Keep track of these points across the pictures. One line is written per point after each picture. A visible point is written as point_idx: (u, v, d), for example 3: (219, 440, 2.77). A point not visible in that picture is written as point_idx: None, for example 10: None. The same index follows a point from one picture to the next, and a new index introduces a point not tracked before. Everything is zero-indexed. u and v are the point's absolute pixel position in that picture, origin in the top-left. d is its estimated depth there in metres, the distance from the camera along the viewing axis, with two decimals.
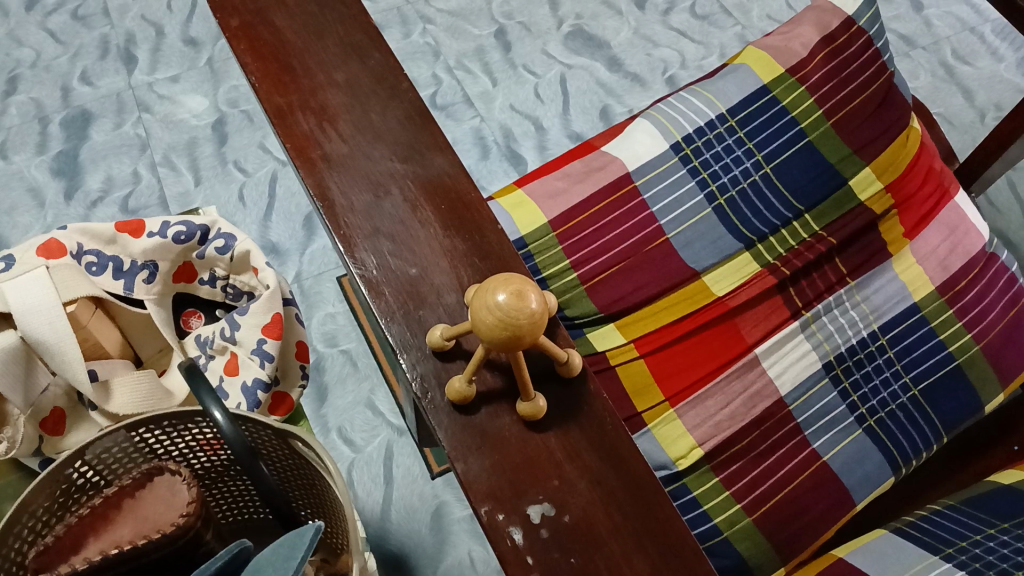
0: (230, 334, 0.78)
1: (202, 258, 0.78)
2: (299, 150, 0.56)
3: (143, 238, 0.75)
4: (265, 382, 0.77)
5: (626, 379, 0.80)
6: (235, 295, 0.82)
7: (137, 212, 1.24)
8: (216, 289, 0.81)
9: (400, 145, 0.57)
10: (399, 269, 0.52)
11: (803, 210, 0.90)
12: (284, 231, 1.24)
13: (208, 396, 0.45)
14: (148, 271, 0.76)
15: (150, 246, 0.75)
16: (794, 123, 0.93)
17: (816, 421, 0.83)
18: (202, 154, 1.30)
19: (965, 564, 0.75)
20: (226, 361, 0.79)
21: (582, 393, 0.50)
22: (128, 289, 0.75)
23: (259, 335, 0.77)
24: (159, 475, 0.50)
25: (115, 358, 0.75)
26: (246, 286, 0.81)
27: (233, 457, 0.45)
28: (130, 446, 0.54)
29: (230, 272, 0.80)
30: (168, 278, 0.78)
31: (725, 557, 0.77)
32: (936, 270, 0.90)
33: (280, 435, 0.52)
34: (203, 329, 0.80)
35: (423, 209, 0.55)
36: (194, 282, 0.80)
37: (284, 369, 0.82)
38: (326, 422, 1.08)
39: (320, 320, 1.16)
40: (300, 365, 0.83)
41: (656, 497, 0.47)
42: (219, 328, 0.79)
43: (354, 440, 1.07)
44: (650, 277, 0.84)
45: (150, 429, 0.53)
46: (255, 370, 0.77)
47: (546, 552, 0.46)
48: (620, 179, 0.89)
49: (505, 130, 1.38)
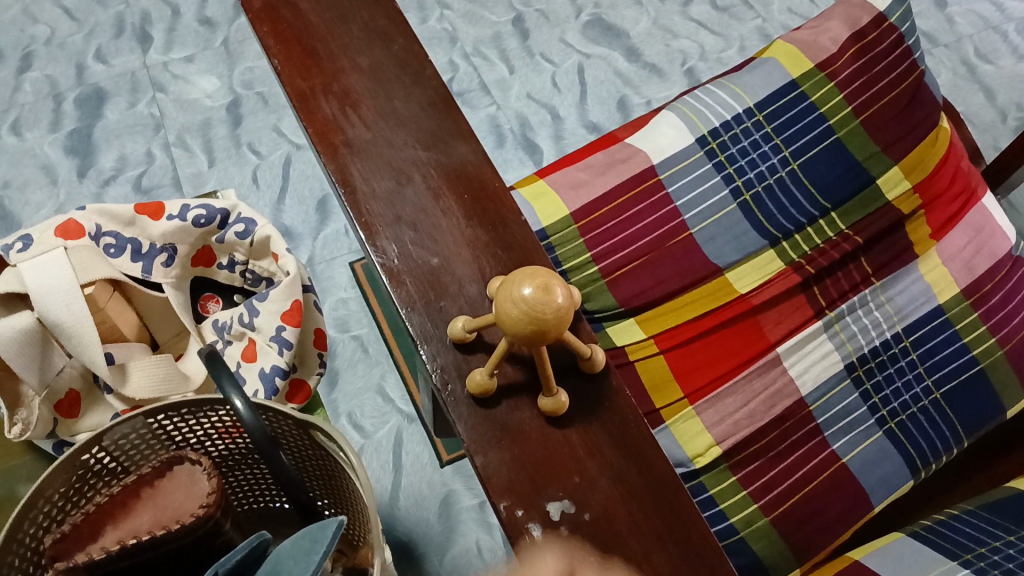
0: (248, 320, 0.76)
1: (222, 242, 0.77)
2: (320, 135, 0.55)
3: (163, 221, 0.74)
4: (284, 369, 0.75)
5: (644, 374, 0.80)
6: (254, 280, 0.80)
7: (150, 192, 1.23)
8: (235, 274, 0.80)
9: (423, 132, 0.56)
10: (420, 259, 0.51)
11: (828, 208, 0.88)
12: (297, 214, 1.23)
13: (229, 385, 0.47)
14: (167, 254, 0.75)
15: (169, 229, 0.74)
16: (823, 120, 0.90)
17: (836, 423, 0.83)
18: (216, 136, 1.29)
19: (972, 564, 0.77)
20: (244, 346, 0.77)
21: (604, 389, 0.49)
22: (146, 272, 0.73)
23: (278, 322, 0.74)
24: (179, 464, 0.49)
25: (131, 341, 0.73)
26: (265, 271, 0.79)
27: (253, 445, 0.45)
28: (148, 433, 0.52)
29: (249, 257, 0.79)
30: (186, 261, 0.77)
31: (742, 556, 0.77)
32: (961, 271, 0.89)
33: (300, 425, 0.51)
34: (220, 315, 0.79)
35: (446, 198, 0.53)
36: (212, 267, 0.79)
37: (301, 356, 0.81)
38: (336, 407, 1.08)
39: (332, 304, 1.16)
40: (318, 351, 0.81)
41: (678, 497, 0.46)
42: (237, 314, 0.77)
43: (364, 426, 1.07)
44: (672, 272, 0.83)
45: (168, 416, 0.52)
46: (273, 357, 0.75)
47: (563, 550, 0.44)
48: (644, 172, 0.87)
49: (521, 119, 1.36)
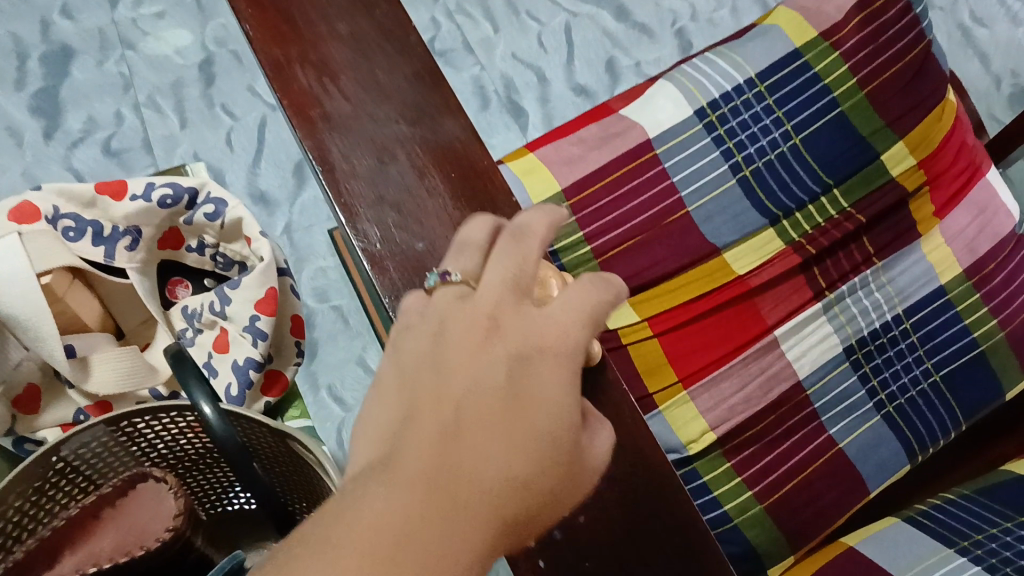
0: (220, 309, 0.71)
1: (190, 224, 0.72)
2: (297, 109, 0.49)
3: (126, 201, 0.68)
4: (258, 361, 0.71)
5: (638, 359, 0.76)
6: (225, 264, 0.76)
7: (120, 156, 1.16)
8: (205, 257, 0.75)
9: (408, 106, 0.51)
10: (405, 244, 0.48)
11: (831, 185, 0.84)
12: (273, 179, 1.18)
13: (197, 390, 0.43)
14: (131, 237, 0.69)
15: (134, 210, 0.68)
16: (827, 92, 0.86)
17: (834, 407, 0.80)
18: (188, 97, 1.21)
19: (980, 559, 0.75)
20: (216, 336, 0.72)
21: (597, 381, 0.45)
22: (109, 257, 0.68)
23: (252, 311, 0.70)
24: (143, 480, 0.47)
25: (94, 332, 0.68)
26: (238, 255, 0.75)
27: (223, 453, 0.43)
28: (113, 442, 0.48)
29: (220, 240, 0.74)
30: (152, 245, 0.72)
31: (733, 544, 0.75)
32: (964, 251, 0.86)
33: (277, 435, 0.48)
34: (189, 300, 0.73)
35: (432, 176, 0.49)
36: (180, 250, 0.74)
37: (277, 347, 0.77)
38: (315, 378, 1.04)
39: (310, 274, 1.11)
40: (294, 341, 0.77)
41: (654, 458, 0.44)
42: (207, 300, 0.72)
43: (344, 398, 1.04)
44: (668, 252, 0.79)
45: (134, 423, 0.47)
46: (247, 349, 0.70)
47: (567, 369, 0.35)
48: (639, 147, 0.83)
49: (506, 81, 1.31)
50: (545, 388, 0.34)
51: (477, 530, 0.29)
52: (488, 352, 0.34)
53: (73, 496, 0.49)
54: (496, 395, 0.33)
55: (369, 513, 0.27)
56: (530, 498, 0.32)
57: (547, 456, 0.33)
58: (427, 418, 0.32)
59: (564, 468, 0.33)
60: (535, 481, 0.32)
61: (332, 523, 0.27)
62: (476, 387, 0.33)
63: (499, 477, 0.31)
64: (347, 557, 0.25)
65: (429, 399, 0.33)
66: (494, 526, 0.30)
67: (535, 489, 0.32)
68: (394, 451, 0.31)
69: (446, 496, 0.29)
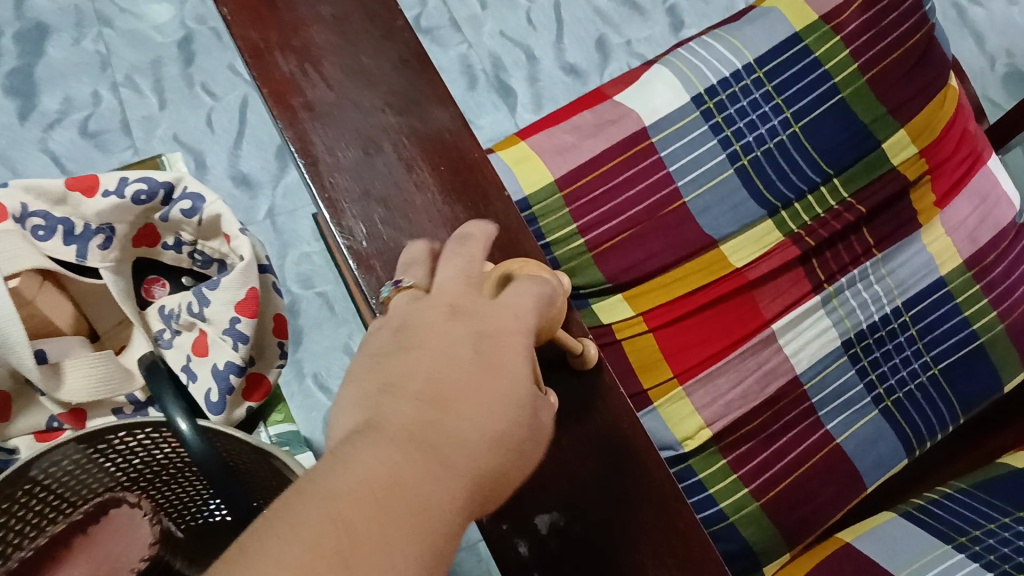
0: (197, 310, 0.61)
1: (166, 220, 0.62)
2: (277, 97, 0.47)
3: (98, 198, 0.59)
4: (239, 366, 0.62)
5: (632, 354, 0.74)
6: (204, 263, 0.66)
7: (98, 138, 1.09)
8: (182, 256, 0.65)
9: (394, 94, 0.48)
10: (392, 241, 0.45)
11: (832, 174, 0.82)
12: (255, 161, 1.11)
13: (172, 405, 0.42)
14: (104, 235, 0.60)
15: (106, 208, 0.59)
16: (827, 77, 0.83)
17: (832, 401, 0.79)
18: (168, 76, 1.14)
19: (980, 556, 0.72)
20: (196, 338, 0.63)
21: (597, 387, 0.43)
22: (80, 257, 0.59)
23: (231, 314, 0.60)
24: (116, 506, 0.43)
25: (68, 336, 0.60)
26: (218, 253, 0.65)
27: (201, 468, 0.40)
28: (88, 463, 0.45)
29: (198, 237, 0.64)
30: (126, 242, 0.62)
31: (730, 542, 0.73)
32: (964, 242, 0.84)
33: (261, 456, 0.45)
34: (167, 300, 0.64)
35: (421, 170, 0.46)
36: (157, 247, 0.64)
37: (258, 347, 0.67)
38: (300, 366, 1.00)
39: (294, 260, 1.06)
40: (278, 341, 0.67)
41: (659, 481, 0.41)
42: (186, 300, 0.62)
43: (330, 387, 1.00)
44: (664, 244, 0.77)
45: (109, 443, 0.45)
46: (227, 353, 0.61)
47: (528, 340, 0.34)
48: (635, 135, 0.80)
49: (494, 59, 1.26)
50: (510, 358, 0.33)
51: (457, 485, 0.28)
52: (450, 330, 0.33)
53: (43, 528, 0.45)
54: (468, 363, 0.32)
55: (353, 476, 0.25)
56: (504, 457, 0.30)
57: (518, 421, 0.31)
58: (404, 390, 0.30)
59: (530, 435, 0.32)
60: (508, 441, 0.31)
61: (314, 486, 0.25)
62: (442, 361, 0.32)
63: (476, 439, 0.29)
64: (336, 519, 0.24)
65: (402, 376, 0.31)
66: (471, 489, 0.28)
67: (509, 450, 0.31)
68: (373, 419, 0.29)
69: (427, 458, 0.27)
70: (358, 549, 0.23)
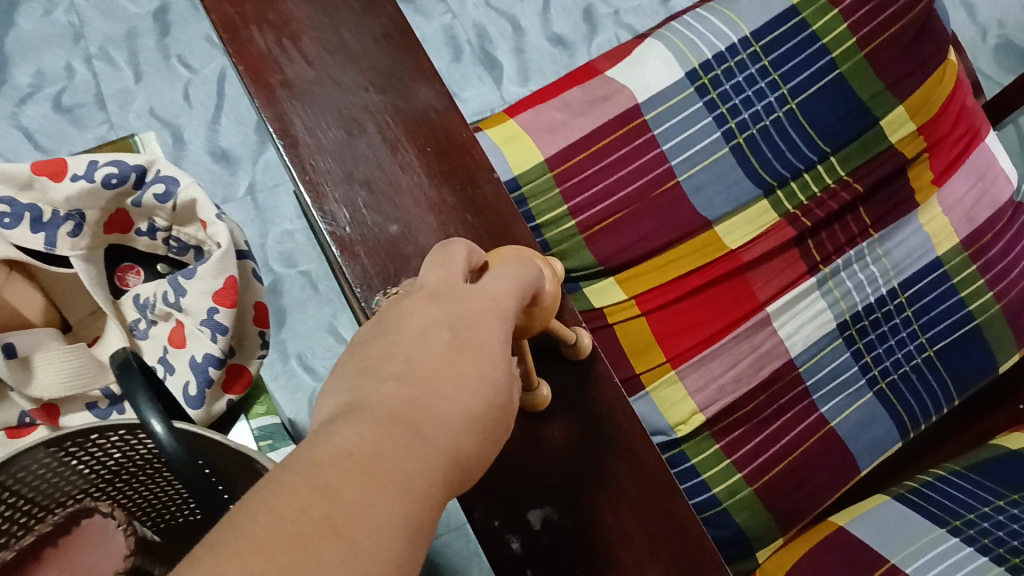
0: (173, 300, 0.59)
1: (139, 205, 0.60)
2: (254, 74, 0.44)
3: (66, 182, 0.56)
4: (218, 358, 0.59)
5: (625, 338, 0.73)
6: (179, 250, 0.63)
7: (72, 113, 1.05)
8: (156, 242, 0.63)
9: (378, 71, 0.45)
10: (377, 227, 0.42)
11: (828, 153, 0.80)
12: (235, 136, 1.07)
13: (146, 407, 0.39)
14: (74, 222, 0.58)
15: (74, 193, 0.57)
16: (825, 52, 0.81)
17: (827, 384, 0.77)
18: (143, 48, 1.10)
19: (974, 539, 0.70)
20: (172, 329, 0.61)
21: (584, 379, 0.44)
22: (48, 245, 0.57)
23: (209, 304, 0.58)
24: (88, 515, 0.37)
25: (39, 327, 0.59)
26: (194, 240, 0.62)
27: (180, 472, 0.37)
28: (59, 468, 0.43)
29: (173, 223, 0.61)
30: (97, 229, 0.60)
31: (723, 528, 0.72)
32: (961, 221, 0.83)
33: (240, 459, 0.43)
34: (142, 289, 0.62)
35: (406, 151, 0.44)
36: (129, 233, 0.62)
37: (239, 337, 0.65)
38: (284, 348, 0.96)
39: (276, 237, 1.03)
40: (260, 330, 0.65)
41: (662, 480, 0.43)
42: (161, 290, 0.60)
43: (315, 367, 0.96)
44: (658, 225, 0.75)
45: (81, 446, 0.43)
46: (205, 344, 0.59)
47: (505, 323, 0.32)
48: (628, 112, 0.77)
49: (479, 30, 1.21)
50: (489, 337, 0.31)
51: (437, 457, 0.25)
52: (428, 313, 0.31)
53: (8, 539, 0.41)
54: (445, 343, 0.29)
55: (336, 448, 0.22)
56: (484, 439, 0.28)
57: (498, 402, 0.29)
58: (382, 371, 0.27)
59: (505, 422, 0.30)
60: (486, 426, 0.28)
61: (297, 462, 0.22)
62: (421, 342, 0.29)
63: (458, 418, 0.27)
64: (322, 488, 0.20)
65: (380, 361, 0.28)
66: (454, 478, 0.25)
67: (485, 436, 0.28)
68: (353, 401, 0.26)
69: (412, 432, 0.25)
70: (342, 518, 0.20)
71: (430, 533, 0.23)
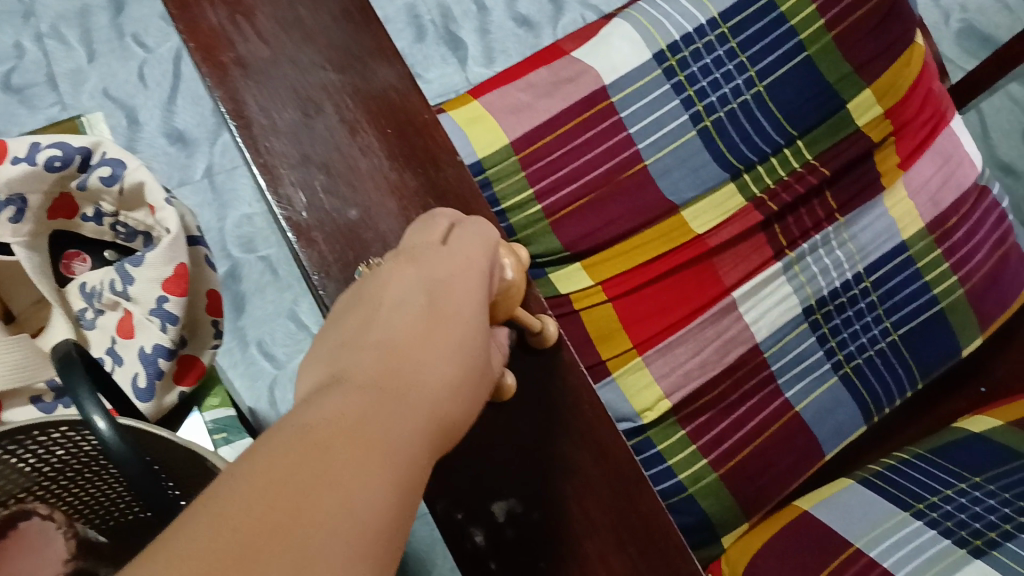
0: (121, 288, 0.58)
1: (84, 189, 0.57)
2: (204, 53, 0.42)
3: (6, 165, 0.54)
4: (168, 349, 0.57)
5: (590, 325, 0.72)
6: (128, 235, 0.61)
7: (22, 92, 1.01)
8: (103, 228, 0.60)
9: (335, 49, 0.43)
10: (335, 212, 0.40)
11: (795, 136, 0.80)
12: (191, 117, 1.04)
13: (89, 403, 0.36)
14: (15, 207, 0.55)
15: (15, 176, 0.54)
16: (793, 34, 0.80)
17: (792, 368, 0.77)
18: (96, 26, 1.06)
19: (935, 522, 0.69)
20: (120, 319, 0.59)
21: (551, 371, 0.43)
22: None
23: (158, 292, 0.56)
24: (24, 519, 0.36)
25: None
26: (142, 225, 0.59)
27: (128, 474, 0.35)
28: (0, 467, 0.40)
29: (120, 208, 0.59)
30: (41, 214, 0.57)
31: (688, 514, 0.72)
32: (926, 205, 0.83)
33: (194, 459, 0.40)
34: (88, 276, 0.60)
35: (366, 133, 0.42)
36: (75, 219, 0.60)
37: (192, 326, 0.62)
38: (244, 335, 0.94)
39: (235, 222, 1.00)
40: (212, 319, 0.63)
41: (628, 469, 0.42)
42: (109, 278, 0.58)
43: (275, 354, 0.94)
44: (624, 210, 0.74)
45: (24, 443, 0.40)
46: (154, 334, 0.57)
47: (477, 292, 0.33)
48: (594, 94, 0.76)
49: (443, 9, 1.19)
50: (465, 307, 0.31)
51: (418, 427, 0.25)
52: (399, 286, 0.31)
53: None
54: (420, 312, 0.30)
55: (314, 420, 0.23)
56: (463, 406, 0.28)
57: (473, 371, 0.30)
58: (362, 346, 0.28)
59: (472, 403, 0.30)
60: (464, 392, 0.29)
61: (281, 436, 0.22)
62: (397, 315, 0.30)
63: (436, 386, 0.28)
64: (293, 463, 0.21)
65: (357, 335, 0.29)
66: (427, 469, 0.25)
67: (463, 403, 0.29)
68: (335, 374, 0.27)
69: (388, 397, 0.25)
70: (320, 489, 0.20)
71: (411, 509, 0.23)
